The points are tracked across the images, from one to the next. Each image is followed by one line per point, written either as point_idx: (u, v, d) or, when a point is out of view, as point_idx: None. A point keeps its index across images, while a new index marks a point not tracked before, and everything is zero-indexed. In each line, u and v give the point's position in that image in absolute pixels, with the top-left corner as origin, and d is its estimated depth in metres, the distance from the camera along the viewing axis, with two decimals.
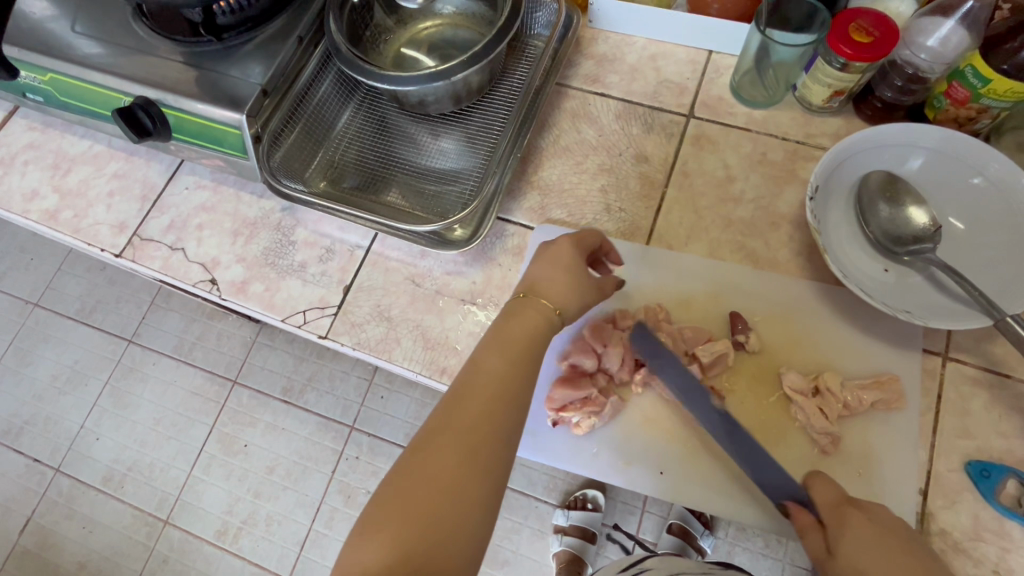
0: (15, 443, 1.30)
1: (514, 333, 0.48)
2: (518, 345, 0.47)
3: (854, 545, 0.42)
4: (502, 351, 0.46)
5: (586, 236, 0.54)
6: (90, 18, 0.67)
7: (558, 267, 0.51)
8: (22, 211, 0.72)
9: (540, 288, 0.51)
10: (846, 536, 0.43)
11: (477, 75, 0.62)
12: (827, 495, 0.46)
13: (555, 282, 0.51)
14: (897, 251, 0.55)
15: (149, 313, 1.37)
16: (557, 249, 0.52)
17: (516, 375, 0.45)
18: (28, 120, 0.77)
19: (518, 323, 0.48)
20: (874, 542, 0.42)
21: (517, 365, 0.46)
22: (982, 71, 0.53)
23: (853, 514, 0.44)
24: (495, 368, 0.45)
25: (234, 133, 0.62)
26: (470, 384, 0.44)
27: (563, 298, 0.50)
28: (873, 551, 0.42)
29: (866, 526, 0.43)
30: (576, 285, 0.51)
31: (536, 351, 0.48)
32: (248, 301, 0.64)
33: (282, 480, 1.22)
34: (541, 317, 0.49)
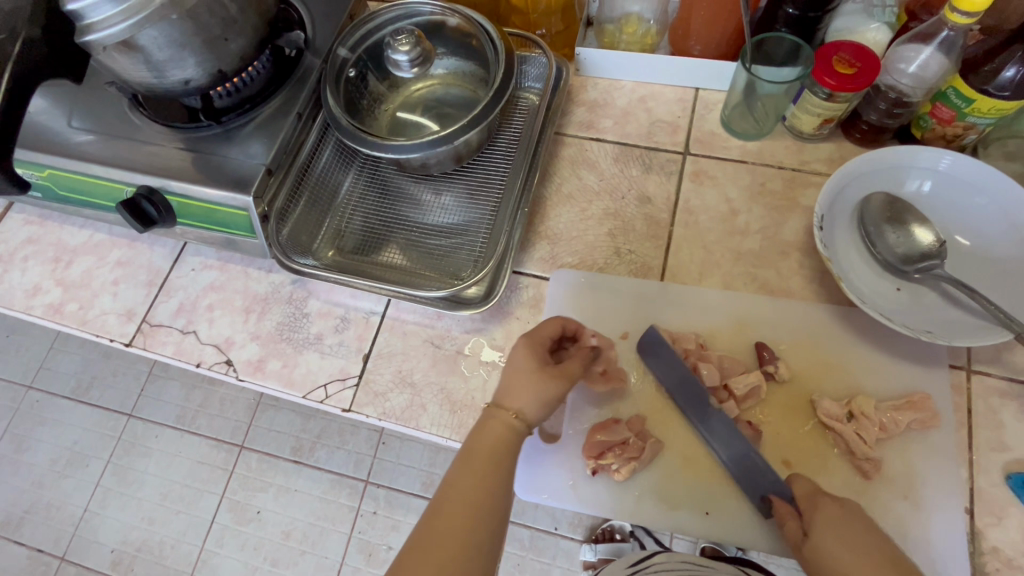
0: (17, 534, 1.25)
1: (483, 447, 0.47)
2: (489, 459, 0.46)
3: (828, 534, 0.45)
4: (470, 466, 0.46)
5: (545, 330, 0.53)
6: (86, 112, 0.67)
7: (512, 370, 0.50)
8: (25, 308, 0.71)
9: (503, 395, 0.50)
10: (818, 525, 0.46)
11: (477, 134, 0.63)
12: (803, 487, 0.49)
13: (513, 388, 0.49)
14: (908, 270, 0.56)
15: (148, 385, 1.34)
16: (511, 356, 0.51)
17: (487, 489, 0.45)
18: (25, 214, 0.77)
19: (482, 437, 0.48)
20: (843, 529, 0.45)
21: (489, 479, 0.45)
22: (964, 92, 0.55)
23: (827, 503, 0.47)
24: (466, 484, 0.45)
25: (241, 215, 0.62)
26: (445, 501, 0.44)
27: (525, 403, 0.49)
28: (842, 535, 0.45)
29: (836, 513, 0.46)
30: (537, 387, 0.49)
31: (504, 458, 0.47)
32: (266, 379, 0.63)
33: (299, 545, 1.18)
34: (509, 426, 0.48)
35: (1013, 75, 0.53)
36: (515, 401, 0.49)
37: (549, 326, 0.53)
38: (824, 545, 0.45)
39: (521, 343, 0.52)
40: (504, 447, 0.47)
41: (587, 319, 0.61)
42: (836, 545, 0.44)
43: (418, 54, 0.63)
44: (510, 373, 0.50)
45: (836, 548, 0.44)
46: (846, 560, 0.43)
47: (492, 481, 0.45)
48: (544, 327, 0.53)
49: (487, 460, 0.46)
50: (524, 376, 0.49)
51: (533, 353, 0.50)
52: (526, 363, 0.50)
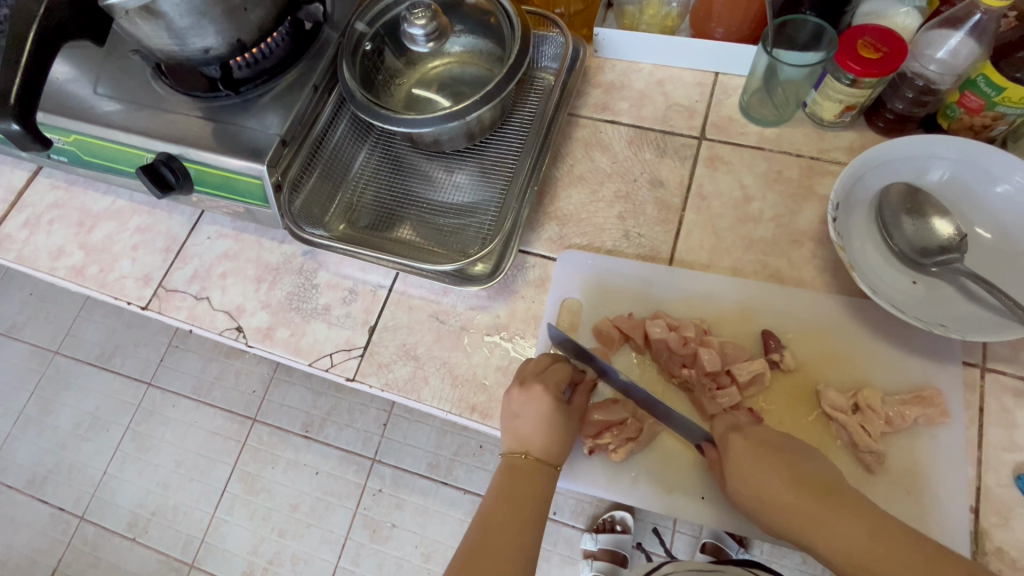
0: (40, 492, 1.30)
1: (517, 491, 0.50)
2: (525, 502, 0.49)
3: (739, 467, 0.48)
4: (509, 505, 0.49)
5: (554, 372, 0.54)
6: (112, 80, 0.69)
7: (538, 416, 0.51)
8: (50, 269, 0.73)
9: (528, 441, 0.51)
10: (733, 464, 0.48)
11: (489, 112, 0.63)
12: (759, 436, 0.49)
13: (543, 437, 0.51)
14: (925, 263, 0.54)
15: (167, 355, 1.38)
16: (535, 407, 0.51)
17: (524, 531, 0.47)
18: (52, 179, 0.79)
19: (518, 481, 0.50)
20: (756, 457, 0.48)
21: (526, 516, 0.48)
22: (994, 80, 0.53)
23: (734, 437, 0.49)
24: (504, 524, 0.47)
25: (256, 184, 0.63)
26: (481, 545, 0.47)
27: (552, 449, 0.51)
28: (758, 464, 0.47)
29: (746, 446, 0.48)
30: (566, 435, 0.52)
31: (540, 505, 0.50)
32: (274, 346, 0.64)
33: (306, 517, 1.21)
34: (541, 472, 0.51)
35: None
36: (543, 449, 0.51)
37: (558, 370, 0.54)
38: (744, 479, 0.48)
39: (541, 388, 0.52)
40: (536, 492, 0.50)
41: (594, 302, 0.61)
42: (749, 479, 0.47)
43: (434, 28, 0.63)
44: (535, 420, 0.51)
45: (755, 479, 0.47)
46: (765, 488, 0.46)
47: (528, 526, 0.48)
48: (553, 369, 0.54)
49: (524, 504, 0.49)
50: (555, 429, 0.51)
51: (554, 400, 0.51)
52: (554, 409, 0.51)
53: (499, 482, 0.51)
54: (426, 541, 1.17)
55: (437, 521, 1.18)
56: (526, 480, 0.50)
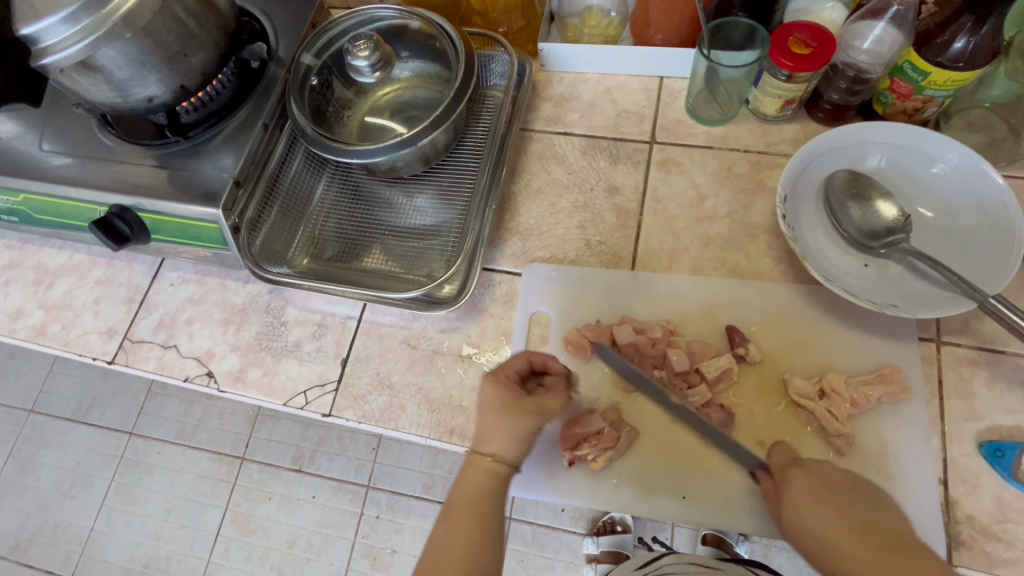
0: (25, 557, 1.26)
1: (461, 499, 0.47)
2: (467, 511, 0.47)
3: (801, 504, 0.46)
4: (455, 516, 0.47)
5: (511, 363, 0.52)
6: (58, 135, 0.68)
7: (488, 409, 0.49)
8: (9, 331, 0.72)
9: (480, 440, 0.49)
10: (788, 497, 0.47)
11: (442, 135, 0.64)
12: (777, 460, 0.50)
13: (493, 431, 0.49)
14: (874, 246, 0.56)
15: (147, 402, 1.35)
16: (483, 396, 0.50)
17: (472, 546, 0.45)
18: (6, 239, 0.77)
19: (466, 484, 0.48)
20: (813, 495, 0.46)
21: (477, 521, 0.46)
22: (919, 65, 0.55)
23: (794, 473, 0.48)
24: (453, 535, 0.46)
25: (212, 228, 0.63)
26: (431, 563, 0.45)
27: (502, 442, 0.49)
28: (816, 503, 0.45)
29: (804, 479, 0.47)
30: (510, 423, 0.48)
31: (489, 513, 0.47)
32: (247, 389, 0.64)
33: (304, 553, 1.19)
34: (486, 472, 0.48)
35: (962, 47, 0.53)
36: (491, 444, 0.49)
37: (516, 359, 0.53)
38: (799, 513, 0.46)
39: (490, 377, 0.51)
40: (483, 497, 0.47)
41: (561, 313, 0.61)
42: (806, 513, 0.45)
43: (379, 58, 0.64)
44: (487, 413, 0.49)
45: (809, 515, 0.45)
46: (818, 530, 0.44)
47: (480, 532, 0.46)
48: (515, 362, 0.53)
49: (469, 510, 0.47)
50: (500, 417, 0.49)
51: (506, 389, 0.50)
52: (504, 402, 0.49)
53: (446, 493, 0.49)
54: None
55: None
56: (470, 482, 0.48)
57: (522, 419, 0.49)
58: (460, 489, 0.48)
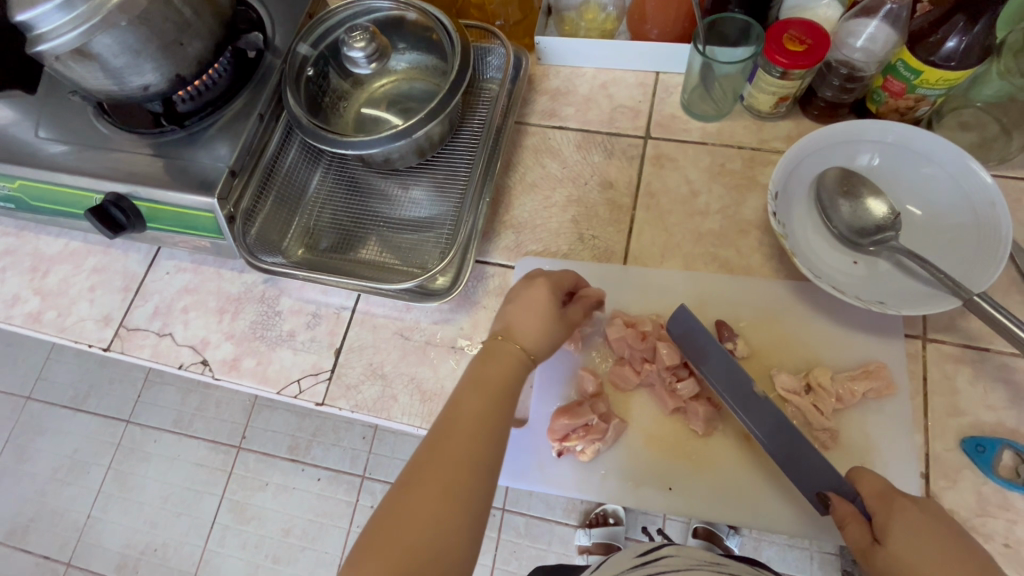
0: (22, 542, 1.27)
1: (491, 375, 0.47)
2: (494, 387, 0.46)
3: (908, 541, 0.41)
4: (482, 387, 0.45)
5: (560, 277, 0.55)
6: (54, 123, 0.68)
7: (533, 305, 0.51)
8: (5, 318, 0.72)
9: (513, 327, 0.50)
10: (894, 530, 0.42)
11: (437, 127, 0.64)
12: (873, 485, 0.46)
13: (532, 325, 0.50)
14: (863, 243, 0.57)
15: (144, 391, 1.35)
16: (534, 294, 0.51)
17: (495, 417, 0.44)
18: (2, 226, 0.78)
19: (494, 364, 0.47)
20: (926, 536, 0.41)
21: (501, 400, 0.45)
22: (912, 64, 0.55)
23: (904, 504, 0.43)
24: (478, 404, 0.44)
25: (207, 217, 0.63)
26: (450, 424, 0.43)
27: (538, 340, 0.50)
28: (927, 545, 0.41)
29: (919, 518, 0.42)
30: (550, 328, 0.51)
31: (512, 393, 0.47)
32: (241, 377, 0.64)
33: (299, 541, 1.20)
34: (515, 358, 0.49)
35: (954, 47, 0.53)
36: (524, 335, 0.50)
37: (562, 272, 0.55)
38: (905, 548, 0.41)
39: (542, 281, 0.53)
40: (509, 379, 0.47)
41: None
42: (914, 548, 0.41)
43: (374, 50, 0.64)
44: (532, 307, 0.51)
45: (917, 556, 0.41)
46: (929, 571, 0.40)
47: (503, 408, 0.45)
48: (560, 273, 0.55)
49: (497, 387, 0.46)
50: (545, 317, 0.51)
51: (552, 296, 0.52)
52: (552, 303, 0.51)
53: (471, 366, 0.47)
54: None
55: None
56: (500, 364, 0.48)
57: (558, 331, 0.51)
58: (488, 368, 0.47)
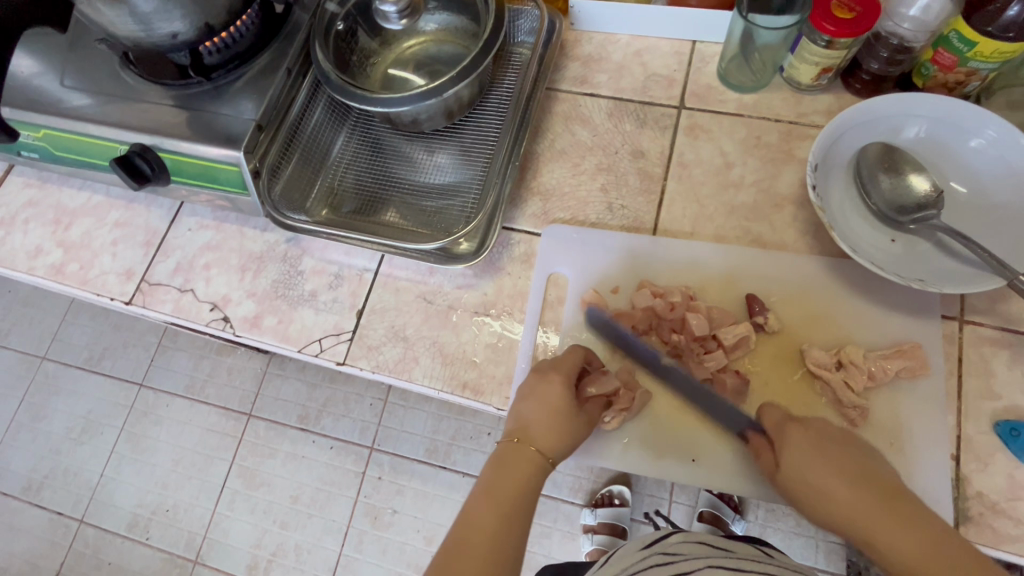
0: (37, 498, 1.30)
1: (507, 484, 0.47)
2: (508, 498, 0.46)
3: (799, 460, 0.48)
4: (493, 498, 0.46)
5: (569, 359, 0.54)
6: (80, 72, 0.68)
7: (547, 404, 0.50)
8: (28, 269, 0.72)
9: (530, 429, 0.50)
10: (788, 452, 0.48)
11: (467, 88, 0.63)
12: (771, 417, 0.51)
13: (545, 424, 0.50)
14: (903, 221, 0.55)
15: (157, 355, 1.36)
16: (547, 388, 0.51)
17: (509, 530, 0.44)
18: (25, 177, 0.77)
19: (507, 471, 0.48)
20: (812, 451, 0.48)
21: (515, 514, 0.45)
22: (966, 35, 0.53)
23: (795, 430, 0.49)
24: (489, 515, 0.44)
25: (233, 171, 0.62)
26: (463, 540, 0.43)
27: (555, 444, 0.50)
28: (815, 459, 0.47)
29: (806, 436, 0.49)
30: (567, 426, 0.50)
31: (526, 503, 0.46)
32: (263, 334, 0.64)
33: (307, 508, 1.22)
34: (532, 463, 0.49)
35: (1015, 15, 0.52)
36: (544, 440, 0.49)
37: (571, 357, 0.54)
38: (800, 470, 0.48)
39: (556, 375, 0.52)
40: (522, 487, 0.47)
41: (580, 275, 0.61)
42: (804, 467, 0.47)
43: (407, 6, 0.63)
44: (546, 405, 0.50)
45: (809, 472, 0.47)
46: (821, 483, 0.47)
47: (519, 521, 0.45)
48: (568, 359, 0.54)
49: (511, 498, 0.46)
50: (559, 416, 0.50)
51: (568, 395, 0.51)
52: (567, 400, 0.51)
53: (484, 476, 0.47)
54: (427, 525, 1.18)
55: (437, 504, 1.18)
56: (513, 470, 0.48)
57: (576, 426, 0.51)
58: (501, 474, 0.47)
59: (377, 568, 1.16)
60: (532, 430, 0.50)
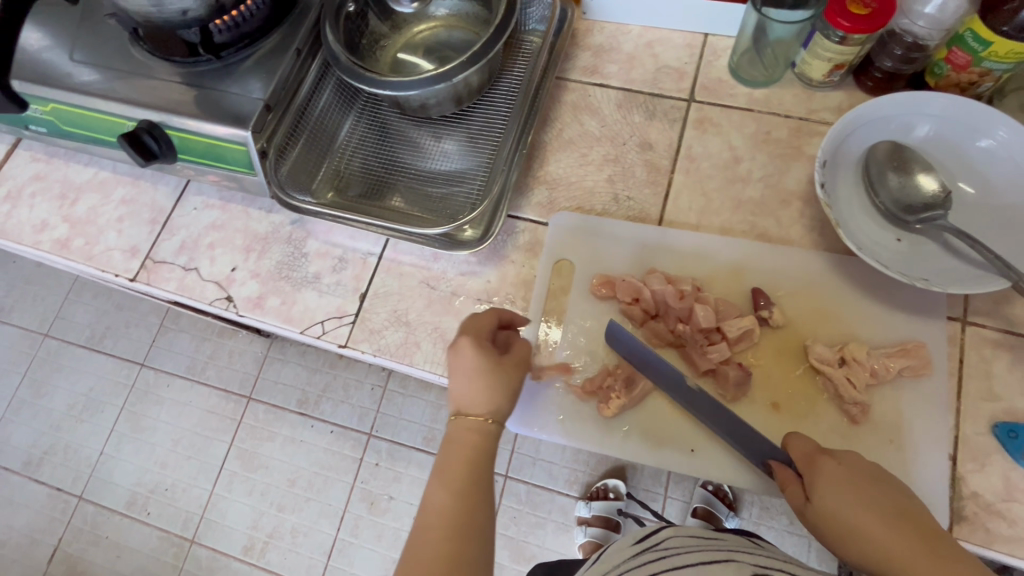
0: (37, 473, 1.31)
1: (454, 465, 0.45)
2: (460, 477, 0.45)
3: (829, 493, 0.44)
4: (444, 480, 0.44)
5: (480, 321, 0.52)
6: (90, 46, 0.68)
7: (467, 371, 0.49)
8: (34, 243, 0.72)
9: (463, 402, 0.48)
10: (818, 486, 0.45)
11: (476, 74, 0.63)
12: (801, 449, 0.48)
13: (477, 392, 0.48)
14: (910, 220, 0.55)
15: (159, 336, 1.37)
16: (462, 359, 0.49)
17: (469, 507, 0.43)
18: (32, 151, 0.77)
19: (452, 450, 0.46)
20: (842, 484, 0.44)
21: (470, 487, 0.44)
22: (982, 34, 0.53)
23: (825, 462, 0.46)
24: (443, 498, 0.43)
25: (240, 150, 0.62)
26: (423, 527, 0.42)
27: (489, 403, 0.48)
28: (847, 492, 0.44)
29: (837, 469, 0.45)
30: (497, 383, 0.48)
31: (482, 474, 0.45)
32: (265, 315, 0.64)
33: (304, 492, 1.22)
34: (475, 432, 0.47)
35: None
36: (476, 405, 0.48)
37: (483, 319, 0.53)
38: (830, 505, 0.44)
39: (468, 340, 0.50)
40: (474, 460, 0.46)
41: (585, 265, 0.61)
42: (836, 500, 0.44)
43: None
44: (465, 375, 0.49)
45: (837, 504, 0.43)
46: (856, 520, 0.42)
47: (478, 494, 0.44)
48: (475, 322, 0.52)
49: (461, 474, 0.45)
50: (485, 377, 0.48)
51: (484, 354, 0.49)
52: (484, 360, 0.49)
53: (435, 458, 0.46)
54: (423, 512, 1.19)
55: None
56: (459, 447, 0.46)
57: (505, 377, 0.49)
58: (450, 454, 0.46)
59: (372, 553, 1.17)
60: (467, 404, 0.48)
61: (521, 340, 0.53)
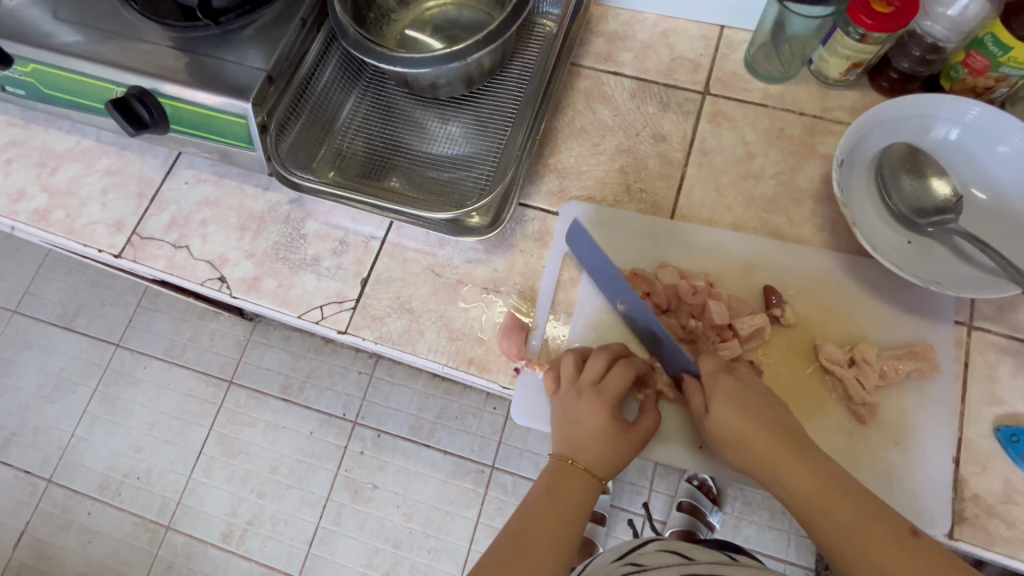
0: (2, 455, 1.25)
1: (565, 496, 0.50)
2: (566, 511, 0.50)
3: (723, 403, 0.49)
4: (554, 507, 0.50)
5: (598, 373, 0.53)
6: (77, 5, 0.63)
7: (590, 424, 0.51)
8: (9, 213, 0.68)
9: (575, 446, 0.52)
10: (716, 398, 0.49)
11: (489, 55, 0.60)
12: (709, 362, 0.51)
13: (588, 443, 0.51)
14: (921, 223, 0.55)
15: (136, 315, 1.32)
16: (588, 412, 0.51)
17: (563, 534, 0.49)
18: (8, 115, 0.73)
19: (565, 485, 0.51)
20: (736, 398, 0.49)
21: (570, 522, 0.49)
22: (1003, 38, 0.53)
23: (723, 377, 0.50)
24: (546, 520, 0.49)
25: (239, 123, 0.59)
26: (522, 533, 0.48)
27: (600, 459, 0.51)
28: (739, 403, 0.49)
29: (732, 385, 0.50)
30: (611, 447, 0.51)
31: (583, 514, 0.50)
32: (260, 297, 0.62)
33: (286, 479, 1.20)
34: (586, 481, 0.51)
35: None
36: (590, 456, 0.51)
37: (619, 378, 0.52)
38: (722, 415, 0.49)
39: (598, 400, 0.51)
40: (579, 505, 0.50)
41: None
42: (731, 416, 0.48)
43: None
44: (589, 430, 0.51)
45: (729, 414, 0.48)
46: (742, 427, 0.48)
47: (572, 526, 0.49)
48: (611, 379, 0.52)
49: (570, 509, 0.50)
50: (605, 437, 0.51)
51: (608, 416, 0.51)
52: (608, 421, 0.51)
53: (543, 482, 0.51)
54: (408, 501, 1.17)
55: (419, 481, 1.18)
56: (576, 482, 0.51)
57: (619, 444, 0.51)
58: (562, 484, 0.51)
59: (354, 542, 1.15)
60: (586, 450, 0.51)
61: (620, 377, 0.52)
